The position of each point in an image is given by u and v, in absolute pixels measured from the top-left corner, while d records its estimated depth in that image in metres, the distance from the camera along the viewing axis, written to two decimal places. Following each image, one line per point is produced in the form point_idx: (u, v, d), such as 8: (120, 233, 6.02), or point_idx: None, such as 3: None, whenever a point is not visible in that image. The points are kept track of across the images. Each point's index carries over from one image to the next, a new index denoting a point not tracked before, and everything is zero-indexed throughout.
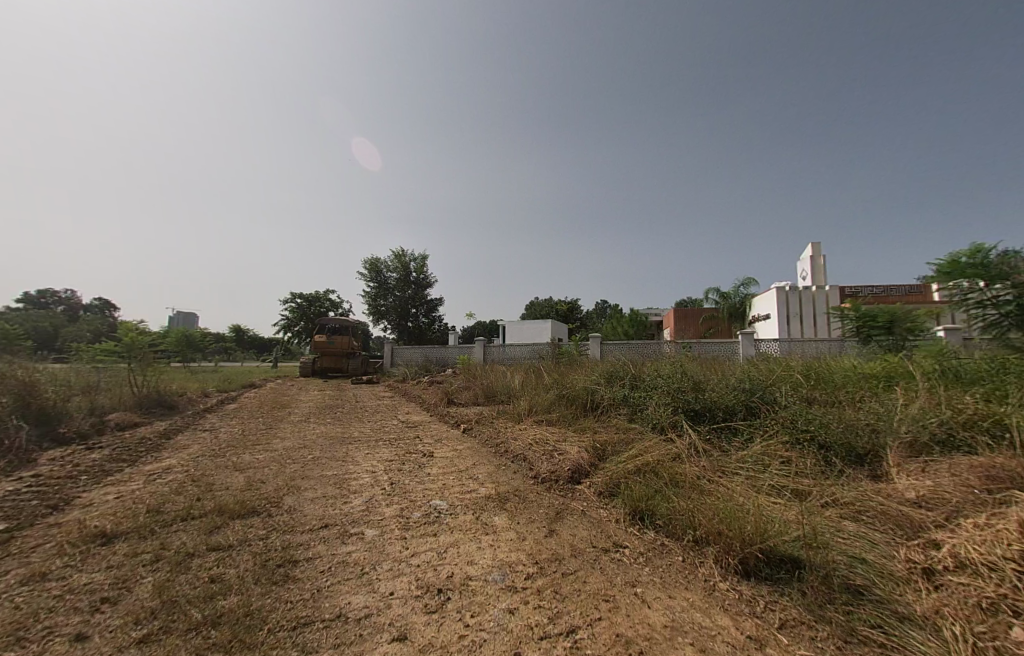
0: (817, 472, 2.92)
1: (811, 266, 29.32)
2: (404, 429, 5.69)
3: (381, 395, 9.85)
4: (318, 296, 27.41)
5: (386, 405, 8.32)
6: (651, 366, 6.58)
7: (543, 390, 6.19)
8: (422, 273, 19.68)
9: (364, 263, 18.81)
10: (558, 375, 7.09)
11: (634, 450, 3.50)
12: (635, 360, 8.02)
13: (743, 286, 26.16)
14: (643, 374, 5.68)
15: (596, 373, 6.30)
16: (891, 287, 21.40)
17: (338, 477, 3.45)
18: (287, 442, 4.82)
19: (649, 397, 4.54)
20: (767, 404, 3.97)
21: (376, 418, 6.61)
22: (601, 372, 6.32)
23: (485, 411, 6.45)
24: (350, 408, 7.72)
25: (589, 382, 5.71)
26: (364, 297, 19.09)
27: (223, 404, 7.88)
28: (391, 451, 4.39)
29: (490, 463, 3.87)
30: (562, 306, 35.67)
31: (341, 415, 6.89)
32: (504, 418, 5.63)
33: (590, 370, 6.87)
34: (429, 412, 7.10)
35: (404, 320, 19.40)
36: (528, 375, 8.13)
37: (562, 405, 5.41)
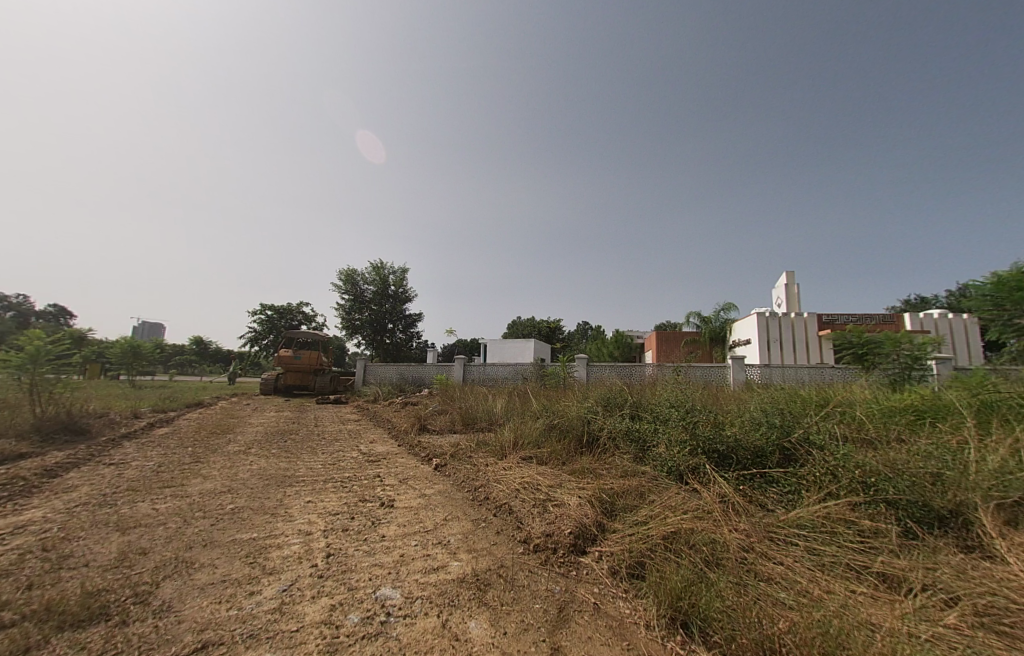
0: (901, 547, 2.20)
1: (787, 294, 29.91)
2: (363, 464, 4.74)
3: (346, 419, 8.81)
4: (289, 308, 25.93)
5: (349, 430, 7.29)
6: (651, 392, 5.88)
7: (530, 418, 5.36)
8: (401, 286, 18.75)
9: (339, 274, 17.74)
10: (546, 400, 6.30)
11: (653, 506, 2.71)
12: (630, 385, 7.31)
13: (724, 311, 26.21)
14: (646, 402, 4.95)
15: (591, 400, 5.52)
16: (867, 315, 21.74)
17: (256, 545, 2.51)
18: (211, 482, 3.83)
19: (659, 432, 3.79)
20: (805, 445, 3.29)
21: (333, 448, 5.62)
22: (596, 397, 5.56)
23: (463, 441, 5.56)
24: (306, 434, 6.68)
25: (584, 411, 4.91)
26: (338, 310, 17.94)
27: (154, 428, 6.71)
28: (340, 497, 3.47)
29: (466, 519, 3.00)
30: (544, 326, 35.16)
31: (292, 443, 5.86)
32: (485, 452, 4.77)
33: (583, 395, 6.10)
34: (397, 441, 6.13)
35: (380, 336, 18.29)
36: (513, 399, 7.29)
37: (553, 438, 4.59)
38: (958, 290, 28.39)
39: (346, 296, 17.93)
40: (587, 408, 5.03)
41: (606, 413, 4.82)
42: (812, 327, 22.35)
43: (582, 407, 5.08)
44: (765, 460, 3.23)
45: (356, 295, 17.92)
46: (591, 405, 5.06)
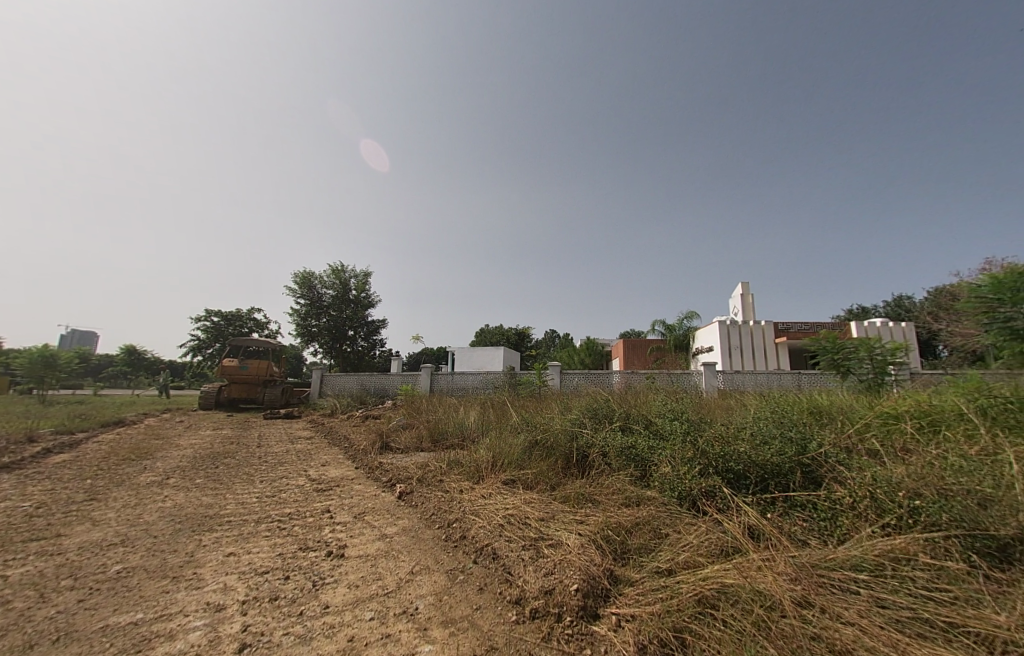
0: (980, 592, 1.80)
1: (743, 303, 31.20)
2: (312, 494, 3.96)
3: (297, 436, 7.82)
4: (239, 314, 23.92)
5: (298, 450, 6.36)
6: (636, 401, 5.47)
7: (508, 434, 4.76)
8: (363, 291, 17.65)
9: (294, 276, 16.43)
10: (525, 412, 5.74)
11: (672, 546, 2.21)
12: (611, 394, 6.89)
13: (687, 319, 26.83)
14: (636, 413, 4.49)
15: (575, 411, 5.00)
16: (817, 323, 22.91)
17: (136, 634, 1.76)
18: (102, 528, 2.96)
19: (660, 449, 3.33)
20: (824, 462, 2.92)
21: (276, 474, 4.75)
22: (579, 409, 5.04)
23: (432, 461, 4.86)
24: (245, 456, 5.72)
25: (569, 425, 4.38)
26: (292, 315, 16.57)
27: (51, 454, 5.52)
28: (275, 546, 2.72)
29: (438, 570, 2.37)
30: (512, 335, 34.74)
31: (225, 469, 4.92)
32: (458, 475, 4.11)
33: (564, 406, 5.57)
34: (354, 462, 5.33)
35: (339, 343, 17.07)
36: (486, 411, 6.65)
37: (537, 457, 4.02)
38: (892, 301, 30.74)
39: (302, 300, 16.63)
40: (572, 422, 4.50)
41: (593, 427, 4.32)
42: (769, 335, 23.25)
43: (566, 421, 4.55)
44: (785, 482, 2.83)
45: (313, 299, 16.68)
46: (577, 418, 4.53)
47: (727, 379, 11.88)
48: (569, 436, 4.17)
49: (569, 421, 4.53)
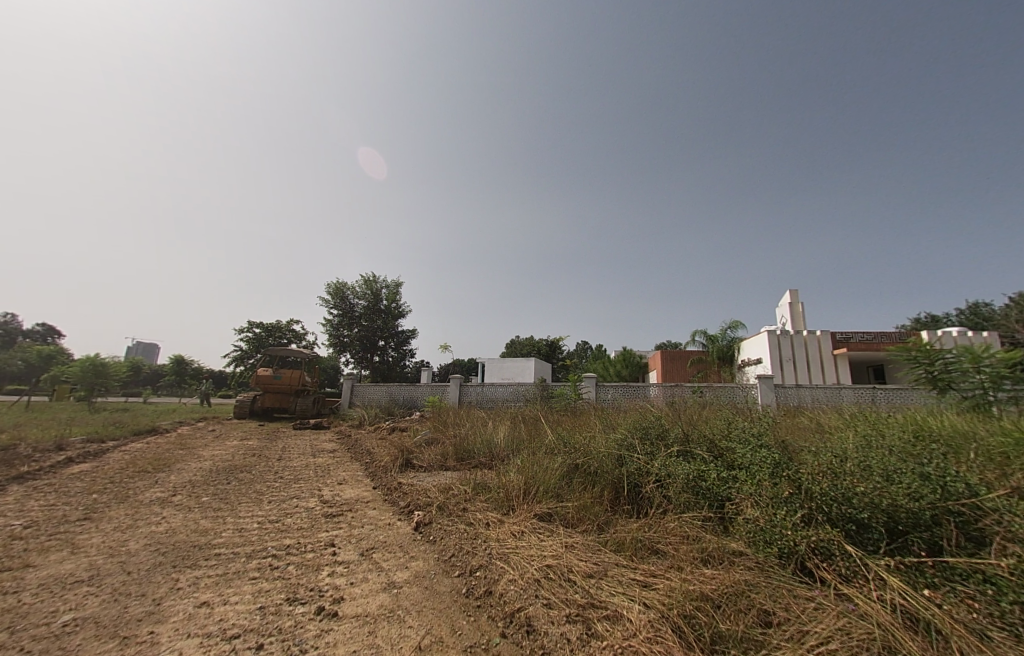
0: None
1: (792, 311, 28.98)
2: (320, 521, 3.47)
3: (320, 449, 7.51)
4: (278, 326, 24.76)
5: (316, 465, 5.99)
6: (692, 419, 4.70)
7: (543, 455, 4.11)
8: (393, 301, 17.63)
9: (327, 286, 16.64)
10: (561, 429, 5.08)
11: (791, 642, 1.52)
12: (658, 410, 6.11)
13: (731, 329, 25.12)
14: (699, 434, 3.75)
15: (621, 430, 4.29)
16: (882, 332, 20.73)
17: None
18: (78, 561, 2.59)
19: (742, 483, 2.60)
20: (988, 509, 2.09)
21: (287, 493, 4.34)
22: (626, 427, 4.34)
23: (455, 484, 4.29)
24: (260, 470, 5.39)
25: (616, 447, 3.70)
26: (325, 325, 16.75)
27: (74, 463, 5.43)
28: (259, 594, 2.21)
29: (455, 648, 1.76)
30: (542, 346, 34.05)
31: (235, 486, 4.57)
32: (483, 503, 3.51)
33: (606, 424, 4.87)
34: (373, 482, 4.85)
35: (369, 354, 17.04)
36: (517, 427, 6.04)
37: (578, 485, 3.36)
38: (967, 308, 27.59)
39: (335, 311, 16.79)
40: (619, 443, 3.82)
41: (646, 450, 3.61)
42: (825, 346, 21.26)
43: (611, 442, 3.87)
44: (933, 537, 2.04)
45: (345, 309, 16.79)
46: (624, 438, 3.84)
47: (786, 394, 10.61)
48: (617, 461, 3.48)
49: (615, 441, 3.85)
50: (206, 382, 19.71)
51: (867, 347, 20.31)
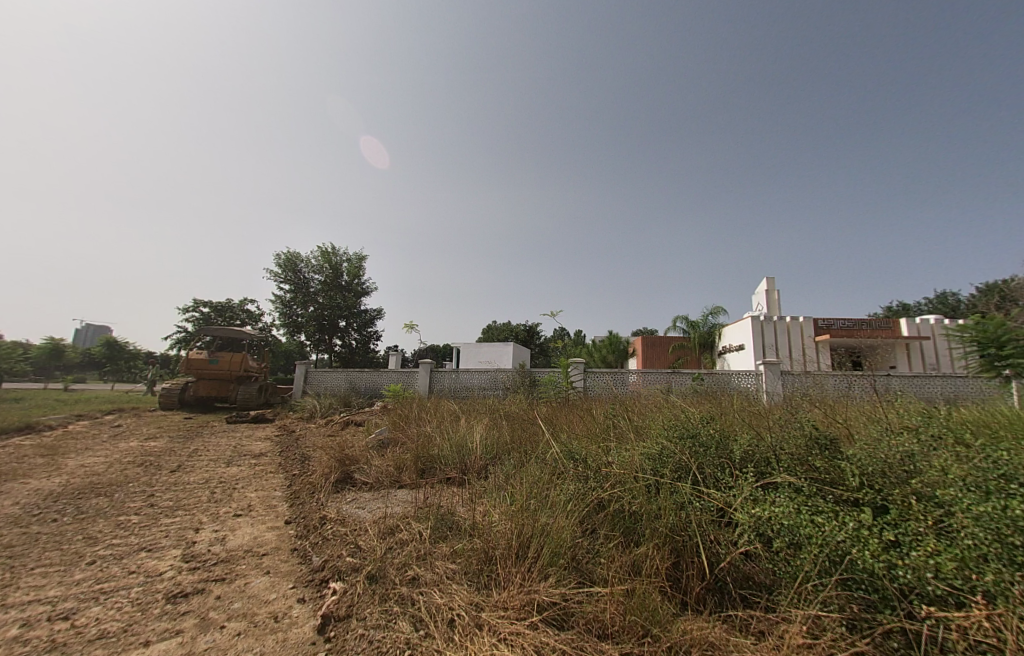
0: None
1: (770, 299, 28.75)
2: (150, 612, 1.94)
3: (244, 452, 5.86)
4: (228, 304, 22.26)
5: (223, 478, 4.39)
6: (734, 417, 3.46)
7: (538, 472, 2.70)
8: (355, 277, 15.72)
9: (276, 257, 14.56)
10: (556, 431, 3.70)
11: None
12: (678, 403, 4.80)
13: (712, 315, 24.60)
14: (777, 443, 2.52)
15: (648, 437, 2.98)
16: (862, 320, 20.56)
17: None
18: None
19: (970, 578, 1.39)
20: None
21: (137, 541, 2.76)
22: (653, 431, 3.03)
23: (407, 519, 2.83)
24: (129, 492, 3.74)
25: (658, 470, 2.39)
26: (275, 302, 14.69)
27: None
28: None
29: None
30: (520, 332, 32.75)
31: (62, 526, 2.94)
32: (446, 571, 2.08)
33: (617, 425, 3.54)
34: (290, 511, 3.33)
35: (328, 335, 15.16)
36: (497, 427, 4.61)
37: (610, 540, 1.98)
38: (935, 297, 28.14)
39: (286, 285, 14.80)
40: (657, 457, 2.50)
41: (707, 469, 2.32)
42: (807, 332, 20.94)
43: (645, 455, 2.55)
44: None
45: (299, 284, 14.80)
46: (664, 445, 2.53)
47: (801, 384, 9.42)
48: (675, 495, 2.14)
49: (651, 452, 2.52)
50: (154, 367, 17.48)
51: (848, 334, 20.08)
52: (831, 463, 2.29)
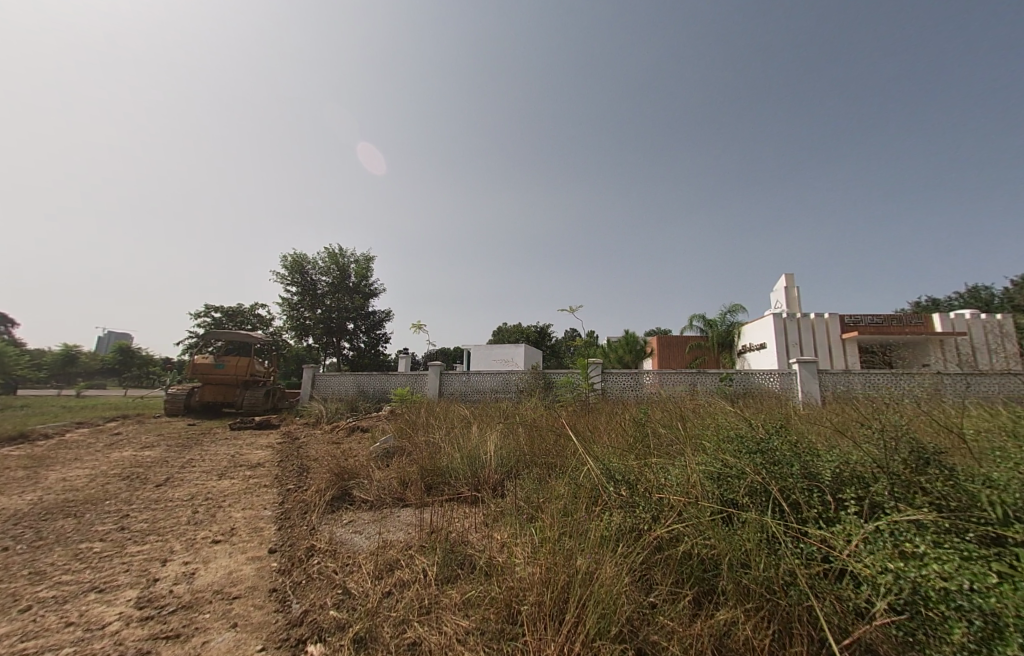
0: None
1: (789, 296, 27.74)
2: None
3: (241, 462, 5.45)
4: (238, 309, 22.24)
5: (212, 493, 3.97)
6: (797, 424, 2.90)
7: (571, 494, 2.18)
8: (363, 278, 15.43)
9: (283, 259, 14.34)
10: (584, 441, 3.16)
11: None
12: (720, 407, 4.22)
13: (730, 314, 23.75)
14: (873, 459, 1.99)
15: (699, 449, 2.44)
16: (892, 315, 19.50)
17: None
18: None
19: None
20: None
21: (91, 579, 2.32)
22: (705, 441, 2.49)
23: (409, 551, 2.33)
24: (102, 512, 3.33)
25: (726, 493, 1.87)
26: (282, 305, 14.45)
27: None
28: None
29: None
30: (531, 334, 32.28)
31: (10, 558, 2.52)
32: (456, 632, 1.57)
33: (654, 434, 2.99)
34: (277, 535, 2.87)
35: (336, 338, 14.86)
36: (513, 435, 4.11)
37: (682, 599, 1.45)
38: (968, 292, 26.75)
39: (294, 288, 14.57)
40: (722, 477, 1.98)
41: (792, 493, 1.80)
42: (833, 329, 19.95)
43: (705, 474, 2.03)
44: None
45: (306, 286, 14.55)
46: (730, 460, 2.00)
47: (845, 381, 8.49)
48: (763, 534, 1.59)
49: (714, 469, 2.00)
50: (171, 373, 17.53)
51: (878, 330, 19.04)
52: (958, 487, 1.75)
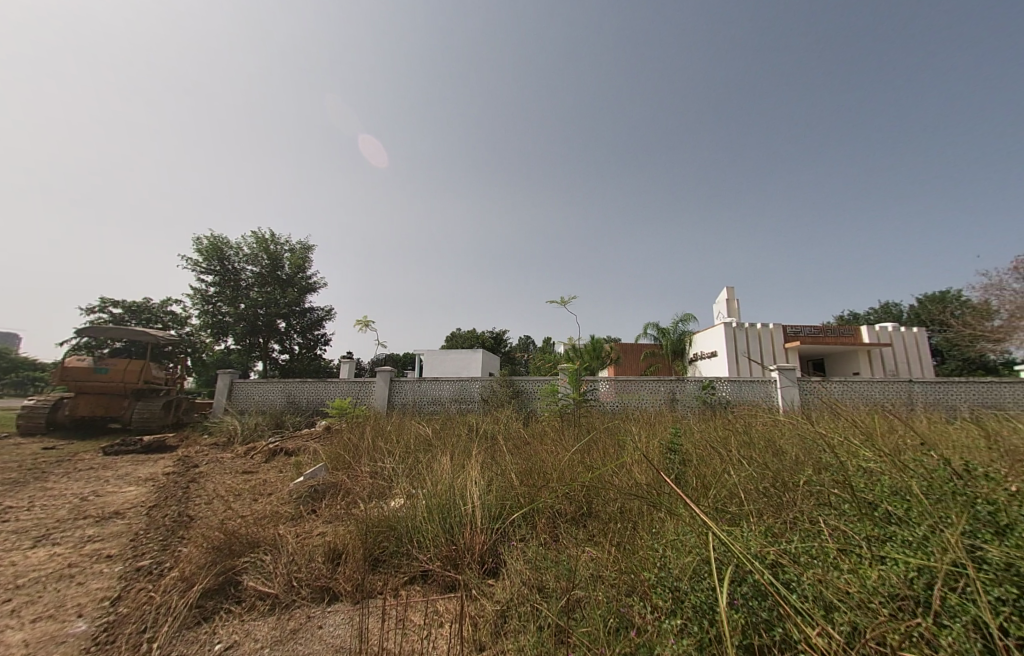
0: None
1: (734, 307, 29.09)
2: None
3: (91, 511, 3.74)
4: (144, 304, 18.86)
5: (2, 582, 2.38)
6: (919, 443, 2.06)
7: (693, 633, 1.09)
8: (298, 269, 13.45)
9: (198, 241, 12.08)
10: (636, 504, 2.12)
11: None
12: (760, 427, 3.34)
13: (683, 323, 24.26)
14: None
15: (853, 516, 1.47)
16: (828, 326, 20.79)
17: None
18: None
19: None
20: None
21: None
22: (861, 504, 1.50)
23: None
24: None
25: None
26: (194, 297, 12.13)
27: None
28: None
29: None
30: (486, 340, 31.11)
31: None
32: None
33: (734, 480, 2.01)
34: None
35: (263, 339, 12.75)
36: (499, 469, 2.96)
37: None
38: (882, 306, 29.51)
39: (210, 276, 12.31)
40: (985, 585, 0.99)
41: None
42: (778, 338, 20.81)
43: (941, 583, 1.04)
44: None
45: (226, 276, 12.36)
46: (990, 548, 1.03)
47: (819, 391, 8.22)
48: None
49: (971, 571, 1.00)
50: None
51: (817, 340, 20.13)
52: None
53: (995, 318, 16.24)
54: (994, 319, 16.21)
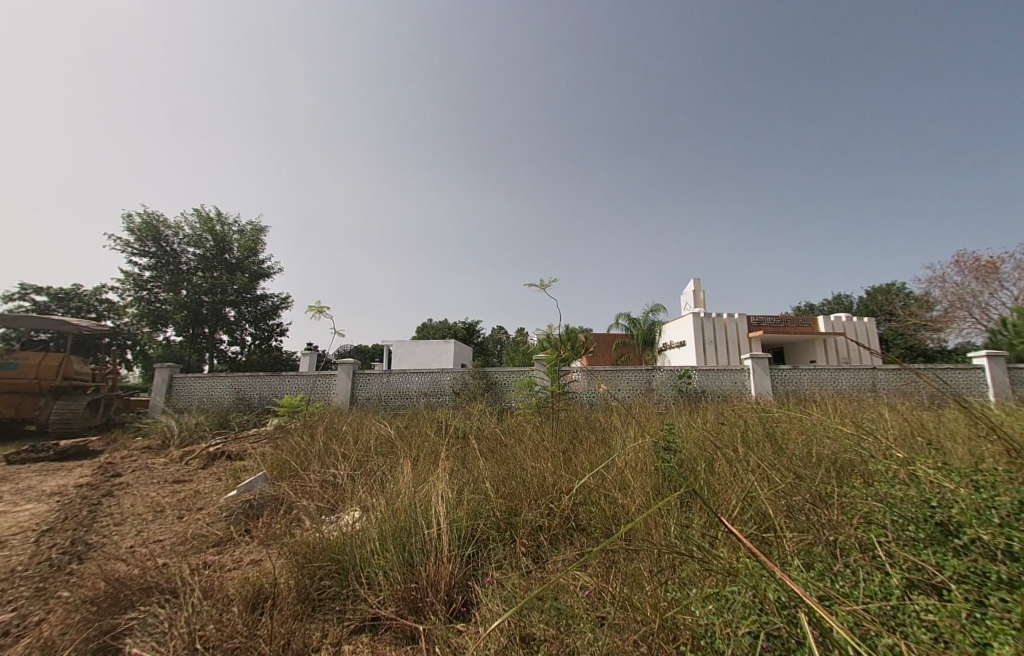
0: None
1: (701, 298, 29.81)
2: None
3: None
4: (71, 291, 16.89)
5: None
6: (939, 446, 1.86)
7: None
8: (249, 252, 12.35)
9: (128, 219, 10.79)
10: (639, 522, 1.77)
11: None
12: (755, 421, 3.08)
13: (653, 313, 24.58)
14: None
15: (927, 547, 1.19)
16: (788, 315, 21.63)
17: None
18: None
19: None
20: None
21: None
22: (932, 532, 1.22)
23: None
24: None
25: None
26: (127, 282, 10.85)
27: None
28: None
29: None
30: (458, 331, 30.38)
31: None
32: None
33: (756, 491, 1.69)
34: None
35: (209, 329, 11.64)
36: (472, 477, 2.54)
37: None
38: (834, 297, 31.24)
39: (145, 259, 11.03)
40: None
41: None
42: (743, 328, 21.43)
43: None
44: None
45: (164, 258, 11.14)
46: None
47: (790, 379, 8.25)
48: None
49: None
50: None
51: (778, 329, 20.90)
52: None
53: (935, 309, 17.42)
54: (935, 309, 17.38)
